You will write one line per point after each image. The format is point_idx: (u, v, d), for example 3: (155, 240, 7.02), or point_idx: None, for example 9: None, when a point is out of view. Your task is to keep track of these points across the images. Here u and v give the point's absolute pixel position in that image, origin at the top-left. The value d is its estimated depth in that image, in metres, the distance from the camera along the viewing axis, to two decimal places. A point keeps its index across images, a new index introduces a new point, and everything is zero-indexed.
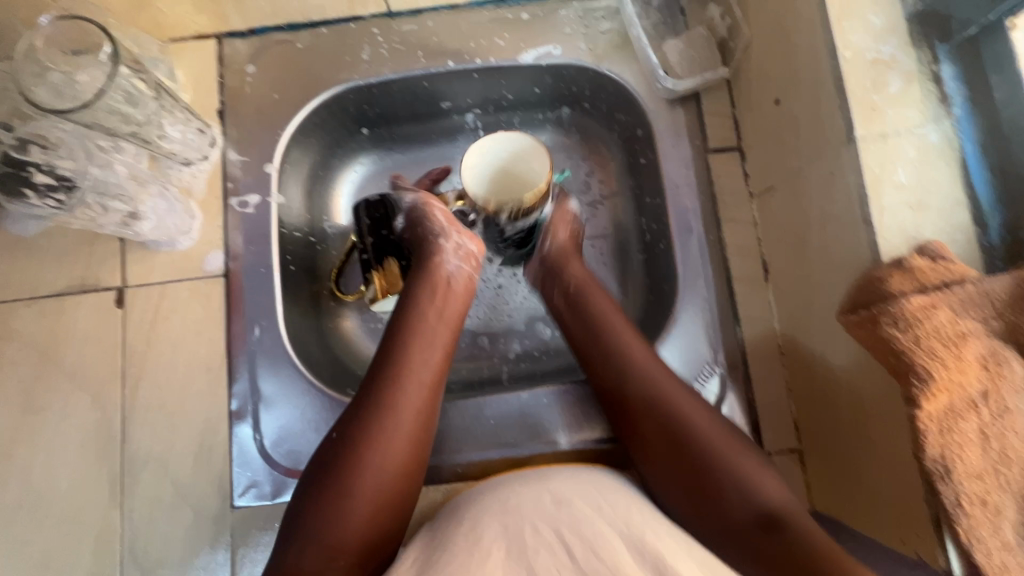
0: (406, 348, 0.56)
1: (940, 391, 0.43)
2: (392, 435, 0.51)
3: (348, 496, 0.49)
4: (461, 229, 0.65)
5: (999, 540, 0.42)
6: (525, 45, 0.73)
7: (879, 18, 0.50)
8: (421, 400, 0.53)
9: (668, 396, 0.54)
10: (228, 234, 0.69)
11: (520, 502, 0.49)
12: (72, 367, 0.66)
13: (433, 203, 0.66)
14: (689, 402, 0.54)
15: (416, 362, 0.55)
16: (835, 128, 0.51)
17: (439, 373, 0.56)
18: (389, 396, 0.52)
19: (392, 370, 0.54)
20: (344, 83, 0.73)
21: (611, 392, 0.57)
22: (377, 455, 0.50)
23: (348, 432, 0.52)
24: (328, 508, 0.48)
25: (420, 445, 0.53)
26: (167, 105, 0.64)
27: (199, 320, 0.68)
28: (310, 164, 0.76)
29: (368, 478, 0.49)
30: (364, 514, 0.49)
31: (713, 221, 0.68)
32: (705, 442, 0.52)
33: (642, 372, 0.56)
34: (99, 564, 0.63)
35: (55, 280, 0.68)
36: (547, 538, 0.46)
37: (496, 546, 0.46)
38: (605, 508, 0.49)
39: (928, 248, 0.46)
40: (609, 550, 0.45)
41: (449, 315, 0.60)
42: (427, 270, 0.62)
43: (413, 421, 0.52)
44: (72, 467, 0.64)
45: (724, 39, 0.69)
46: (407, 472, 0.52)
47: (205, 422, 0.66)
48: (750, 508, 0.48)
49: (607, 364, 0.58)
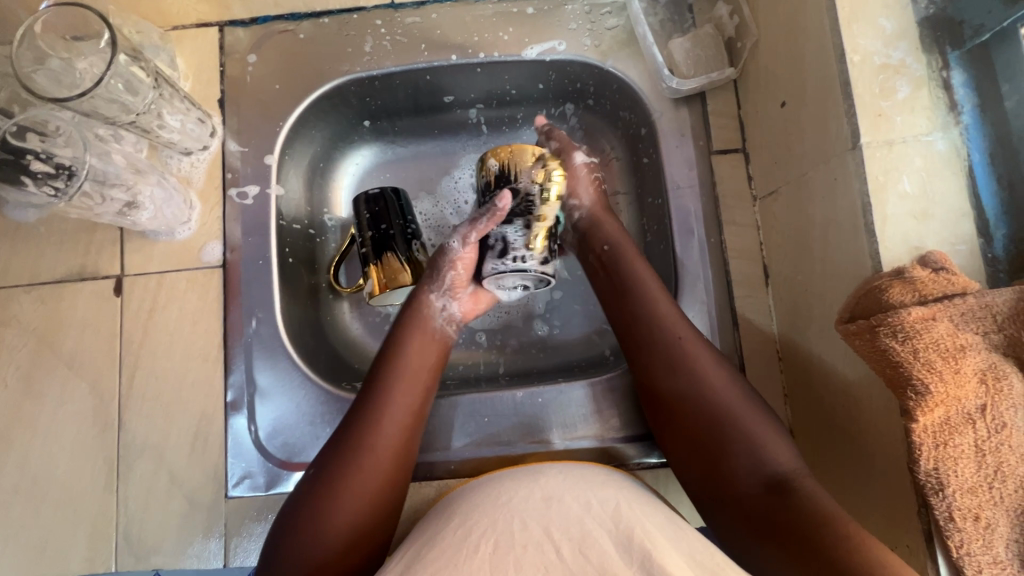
0: (388, 378, 0.57)
1: (936, 405, 0.43)
2: (373, 464, 0.53)
3: (326, 521, 0.49)
4: (461, 296, 0.66)
5: (990, 555, 0.42)
6: (530, 40, 0.72)
7: (890, 22, 0.49)
8: (400, 434, 0.55)
9: (691, 365, 0.56)
10: (226, 226, 0.69)
11: (510, 499, 0.50)
12: (70, 355, 0.66)
13: (461, 258, 0.63)
14: (711, 369, 0.55)
15: (398, 392, 0.57)
16: (841, 134, 0.50)
17: (418, 410, 0.58)
18: (369, 427, 0.54)
19: (370, 404, 0.56)
20: (346, 75, 0.72)
21: (638, 356, 0.59)
22: (357, 483, 0.51)
23: (330, 462, 0.53)
24: (305, 534, 0.49)
25: (396, 479, 0.54)
26: (166, 94, 0.63)
27: (196, 311, 0.68)
28: (311, 157, 0.76)
29: (349, 503, 0.51)
30: (341, 536, 0.49)
31: (715, 223, 0.68)
32: (724, 413, 0.53)
33: (665, 338, 0.58)
34: (94, 549, 0.63)
35: (53, 267, 0.68)
36: (534, 534, 0.46)
37: (484, 542, 0.46)
38: (595, 507, 0.48)
39: (930, 259, 0.45)
40: (598, 551, 0.44)
41: (431, 352, 0.62)
42: (414, 301, 0.64)
43: (392, 454, 0.54)
44: (69, 453, 0.65)
45: (732, 38, 0.68)
46: (381, 505, 0.52)
47: (201, 412, 0.66)
48: (760, 472, 0.50)
49: (632, 328, 0.60)
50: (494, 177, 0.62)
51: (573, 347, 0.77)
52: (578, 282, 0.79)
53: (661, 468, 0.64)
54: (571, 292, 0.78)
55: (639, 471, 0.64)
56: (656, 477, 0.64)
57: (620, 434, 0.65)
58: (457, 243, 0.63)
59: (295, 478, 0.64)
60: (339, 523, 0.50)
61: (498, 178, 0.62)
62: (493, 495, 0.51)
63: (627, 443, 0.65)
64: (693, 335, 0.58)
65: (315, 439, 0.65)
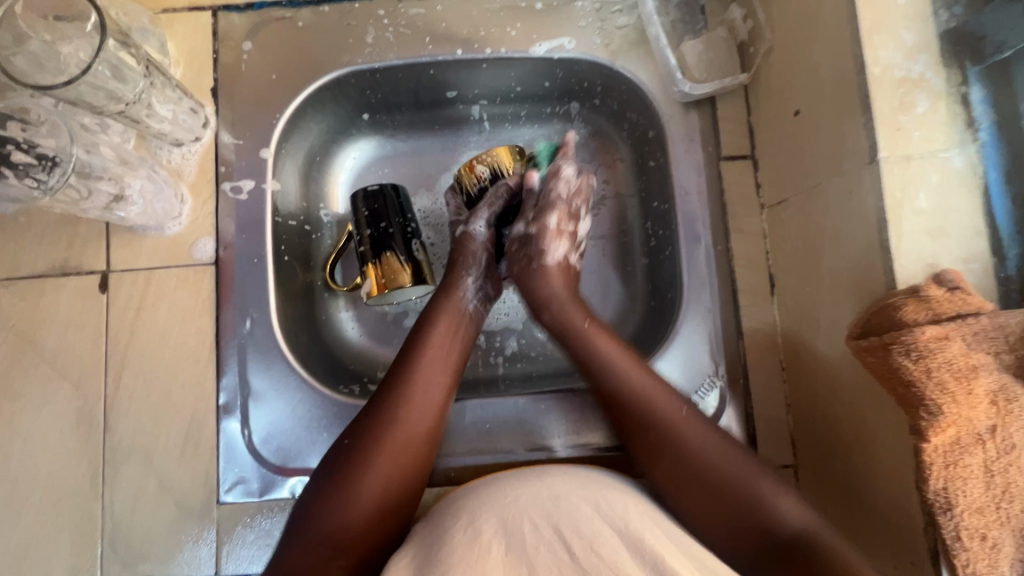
0: (421, 354, 0.58)
1: (948, 425, 0.43)
2: (393, 449, 0.53)
3: (345, 504, 0.50)
4: (490, 276, 0.67)
5: (995, 574, 0.42)
6: (538, 36, 0.70)
7: (912, 34, 0.48)
8: (431, 410, 0.56)
9: (672, 420, 0.54)
10: (219, 221, 0.66)
11: (517, 497, 0.49)
12: (52, 353, 0.63)
13: (487, 241, 0.67)
14: (690, 425, 0.54)
15: (425, 379, 0.57)
16: (858, 147, 0.50)
17: (447, 389, 0.58)
18: (399, 403, 0.55)
19: (403, 378, 0.56)
20: (346, 67, 0.69)
21: (619, 416, 0.57)
22: (388, 456, 0.52)
23: (362, 431, 0.54)
24: (337, 501, 0.50)
25: (424, 455, 0.55)
26: (157, 83, 0.60)
27: (186, 311, 0.65)
28: (307, 150, 0.73)
29: (368, 488, 0.51)
30: (368, 508, 0.51)
31: (722, 230, 0.67)
32: (714, 463, 0.52)
33: (639, 389, 0.56)
34: (77, 556, 0.61)
35: (34, 260, 0.65)
36: (545, 534, 0.46)
37: (496, 545, 0.46)
38: (604, 507, 0.48)
39: (945, 277, 0.45)
40: (608, 548, 0.45)
41: (461, 334, 0.61)
42: (449, 280, 0.64)
43: (421, 430, 0.55)
44: (51, 456, 0.62)
45: (744, 42, 0.67)
46: (409, 481, 0.53)
47: (191, 415, 0.63)
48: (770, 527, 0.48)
49: (603, 384, 0.58)
50: (488, 181, 0.68)
51: None
52: None
53: None
54: None
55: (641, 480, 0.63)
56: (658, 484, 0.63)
57: (622, 442, 0.65)
58: (481, 226, 0.67)
59: (290, 484, 0.62)
60: (368, 495, 0.51)
61: (493, 179, 0.68)
62: (497, 492, 0.50)
63: (629, 451, 0.64)
64: (666, 391, 0.56)
65: (311, 445, 0.63)
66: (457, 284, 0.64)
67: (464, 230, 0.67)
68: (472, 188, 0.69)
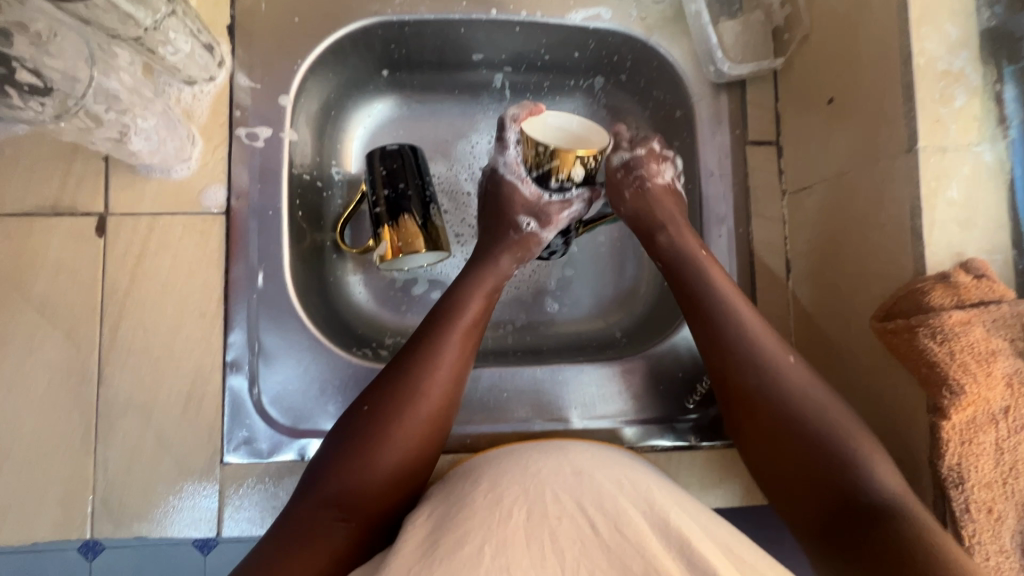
0: (446, 324, 0.56)
1: (968, 405, 0.45)
2: (415, 417, 0.51)
3: (366, 471, 0.49)
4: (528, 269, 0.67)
5: (998, 544, 0.45)
6: (574, 4, 0.69)
7: (956, 29, 0.49)
8: (452, 380, 0.54)
9: (796, 404, 0.51)
10: (232, 168, 0.63)
11: (539, 470, 0.48)
12: (40, 300, 0.59)
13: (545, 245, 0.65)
14: (812, 404, 0.51)
15: (448, 348, 0.55)
16: (897, 134, 0.51)
17: (467, 360, 0.56)
18: (423, 369, 0.53)
19: (426, 348, 0.54)
20: (374, 17, 0.66)
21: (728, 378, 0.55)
22: (407, 426, 0.51)
23: (381, 400, 0.52)
24: (356, 464, 0.49)
25: (442, 425, 0.53)
26: (178, 12, 0.54)
27: (192, 261, 0.61)
28: (323, 102, 0.70)
29: (387, 456, 0.49)
30: (386, 473, 0.49)
31: (744, 214, 0.68)
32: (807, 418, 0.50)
33: (764, 361, 0.53)
34: (65, 514, 0.57)
35: (22, 197, 0.59)
36: (567, 506, 0.44)
37: (516, 510, 0.44)
38: (627, 487, 0.47)
39: (973, 266, 0.47)
40: (633, 527, 0.43)
41: (484, 305, 0.59)
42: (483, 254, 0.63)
43: (439, 398, 0.53)
44: (37, 407, 0.58)
45: (779, 28, 0.67)
46: (426, 450, 0.52)
47: (194, 371, 0.60)
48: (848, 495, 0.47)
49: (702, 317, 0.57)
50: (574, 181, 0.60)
51: (582, 327, 0.76)
52: (593, 261, 0.77)
53: (673, 451, 0.64)
54: (583, 270, 0.77)
55: (651, 454, 0.64)
56: (668, 459, 0.64)
57: (633, 417, 0.66)
58: (551, 231, 0.65)
59: (300, 445, 0.61)
60: (387, 463, 0.49)
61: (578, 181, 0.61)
62: (516, 465, 0.49)
63: (640, 427, 0.65)
64: (808, 378, 0.53)
65: (323, 410, 0.62)
66: (493, 262, 0.62)
67: (520, 233, 0.63)
68: (552, 178, 0.60)
